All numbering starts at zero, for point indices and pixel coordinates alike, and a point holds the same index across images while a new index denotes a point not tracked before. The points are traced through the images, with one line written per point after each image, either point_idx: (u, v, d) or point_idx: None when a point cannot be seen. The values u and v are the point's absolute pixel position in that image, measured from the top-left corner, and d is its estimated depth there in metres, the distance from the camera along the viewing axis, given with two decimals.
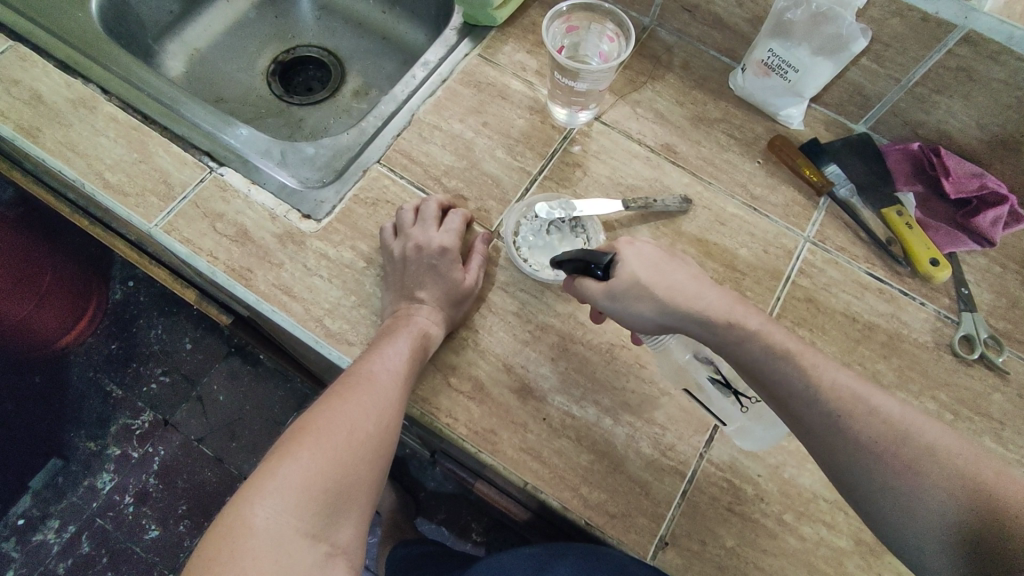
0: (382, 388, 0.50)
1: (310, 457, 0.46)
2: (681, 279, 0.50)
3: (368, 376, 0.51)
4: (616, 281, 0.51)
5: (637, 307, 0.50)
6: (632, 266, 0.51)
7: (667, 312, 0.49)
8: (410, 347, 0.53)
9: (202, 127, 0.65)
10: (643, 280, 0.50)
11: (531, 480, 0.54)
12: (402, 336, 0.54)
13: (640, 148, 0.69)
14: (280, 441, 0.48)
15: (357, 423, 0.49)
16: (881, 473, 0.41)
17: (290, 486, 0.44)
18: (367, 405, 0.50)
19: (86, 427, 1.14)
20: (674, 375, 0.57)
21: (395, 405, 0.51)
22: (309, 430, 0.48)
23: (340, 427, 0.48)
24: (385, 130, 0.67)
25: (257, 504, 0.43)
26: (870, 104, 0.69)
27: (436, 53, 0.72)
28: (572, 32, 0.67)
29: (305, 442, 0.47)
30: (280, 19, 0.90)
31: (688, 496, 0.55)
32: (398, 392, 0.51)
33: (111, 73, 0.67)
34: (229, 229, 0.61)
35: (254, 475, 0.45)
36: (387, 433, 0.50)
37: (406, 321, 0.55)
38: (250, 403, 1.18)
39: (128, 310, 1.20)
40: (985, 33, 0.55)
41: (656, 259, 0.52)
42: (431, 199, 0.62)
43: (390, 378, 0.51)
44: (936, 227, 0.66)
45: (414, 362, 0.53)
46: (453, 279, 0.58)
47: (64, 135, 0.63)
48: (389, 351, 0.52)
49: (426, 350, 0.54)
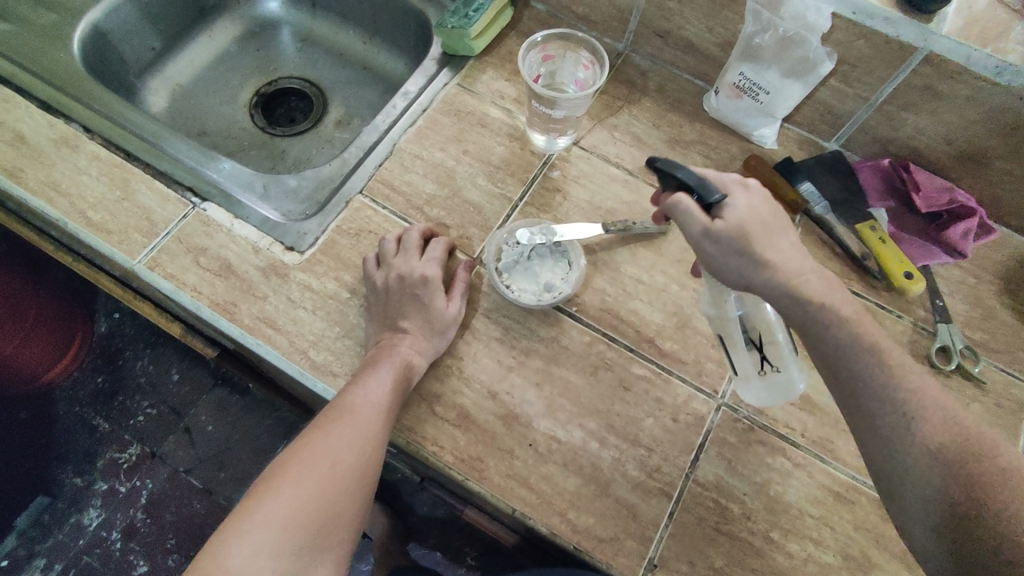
0: (363, 420, 0.50)
1: (288, 493, 0.46)
2: (787, 245, 0.47)
3: (350, 408, 0.51)
4: (723, 222, 0.47)
5: (732, 255, 0.47)
6: (744, 213, 0.47)
7: (762, 271, 0.47)
8: (392, 378, 0.53)
9: (184, 162, 0.66)
10: (750, 231, 0.47)
11: (519, 506, 0.54)
12: (385, 366, 0.53)
13: (619, 172, 0.70)
14: (262, 476, 0.48)
15: (338, 457, 0.49)
16: (907, 450, 0.43)
17: (269, 523, 0.45)
18: (349, 438, 0.50)
19: (73, 463, 1.13)
20: (714, 316, 0.56)
21: (377, 438, 0.51)
22: (290, 466, 0.48)
23: (320, 461, 0.48)
24: (367, 160, 0.68)
25: (236, 542, 0.44)
26: (840, 123, 0.70)
27: (416, 84, 0.74)
28: (548, 61, 0.68)
29: (285, 478, 0.47)
30: (262, 52, 0.91)
31: (675, 517, 0.55)
32: (381, 423, 0.51)
33: (93, 111, 0.67)
34: (212, 264, 0.61)
35: (235, 511, 0.46)
36: (371, 465, 0.50)
37: (389, 351, 0.55)
38: (239, 432, 1.17)
39: (114, 342, 1.20)
40: (944, 54, 0.58)
41: (766, 213, 0.48)
42: (413, 228, 0.62)
43: (372, 410, 0.51)
44: (908, 240, 0.68)
45: (397, 392, 0.53)
46: (437, 308, 0.58)
47: (46, 175, 0.63)
48: (373, 382, 0.52)
49: (410, 378, 0.55)
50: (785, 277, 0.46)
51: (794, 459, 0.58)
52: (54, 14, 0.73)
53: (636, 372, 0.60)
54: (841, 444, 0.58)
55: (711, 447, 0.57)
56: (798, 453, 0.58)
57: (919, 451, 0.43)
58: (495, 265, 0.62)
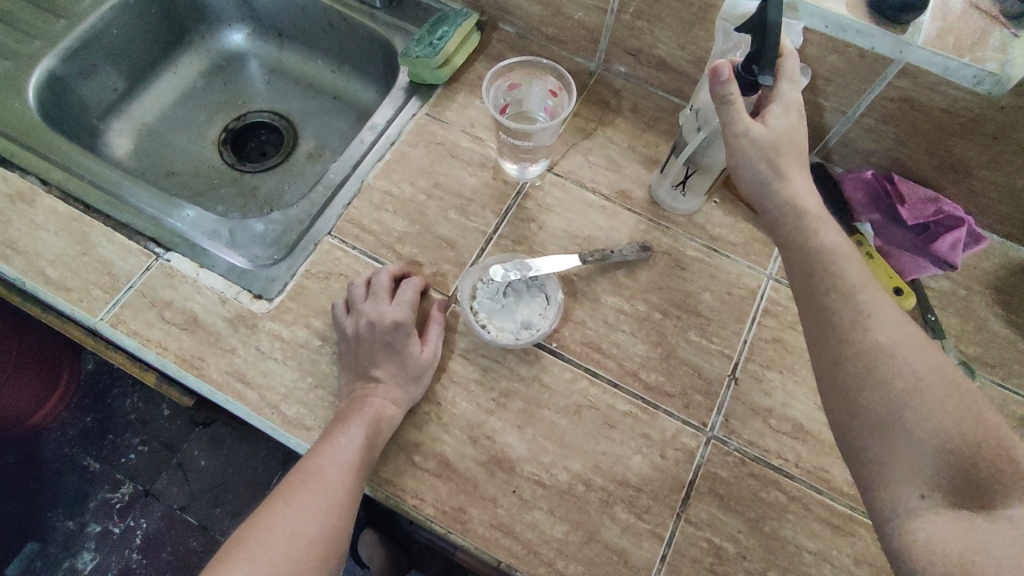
0: (329, 483, 0.49)
1: (242, 573, 0.45)
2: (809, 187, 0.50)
3: (316, 471, 0.50)
4: (772, 131, 0.50)
5: (762, 163, 0.50)
6: (785, 131, 0.50)
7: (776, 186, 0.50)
8: (364, 435, 0.51)
9: (146, 212, 0.64)
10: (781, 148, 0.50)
11: (504, 558, 0.52)
12: (355, 421, 0.52)
13: (595, 197, 0.68)
14: (217, 554, 0.47)
15: (299, 528, 0.48)
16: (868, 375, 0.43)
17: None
18: (312, 505, 0.49)
19: (63, 506, 1.10)
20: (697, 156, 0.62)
21: (343, 502, 0.49)
22: (246, 542, 0.47)
23: (279, 535, 0.47)
24: (335, 199, 0.66)
25: None
26: (819, 136, 0.69)
27: (383, 115, 0.72)
28: (514, 90, 0.66)
29: (240, 556, 0.46)
30: (229, 87, 0.90)
31: (668, 560, 0.53)
32: (348, 486, 0.50)
33: (51, 162, 0.65)
34: (178, 317, 0.59)
35: None
36: (335, 533, 0.49)
37: (361, 404, 0.53)
38: (233, 466, 1.15)
39: (102, 380, 1.18)
40: (920, 64, 0.56)
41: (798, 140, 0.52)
42: (383, 270, 0.60)
43: (341, 471, 0.50)
44: (896, 255, 0.66)
45: (370, 448, 0.52)
46: (411, 354, 0.56)
47: (3, 232, 0.61)
48: (341, 440, 0.51)
49: (384, 431, 0.53)
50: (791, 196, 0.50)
51: (789, 491, 0.56)
52: (8, 61, 0.71)
53: (621, 408, 0.58)
54: (838, 472, 0.56)
55: (702, 484, 0.55)
56: (792, 485, 0.56)
57: (884, 375, 0.43)
58: (470, 304, 0.60)
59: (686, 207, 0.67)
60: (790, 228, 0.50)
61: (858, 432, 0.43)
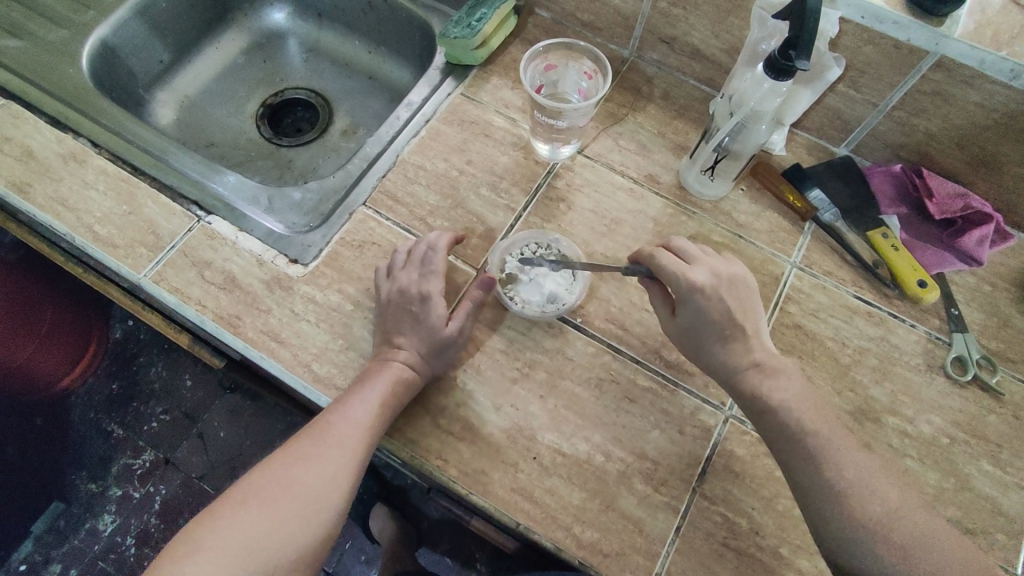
0: (336, 437, 0.51)
1: (239, 513, 0.48)
2: (743, 306, 0.54)
3: (327, 426, 0.52)
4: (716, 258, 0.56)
5: (703, 270, 0.54)
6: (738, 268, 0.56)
7: (717, 287, 0.53)
8: (379, 396, 0.53)
9: (190, 175, 0.66)
10: (724, 271, 0.55)
11: (523, 521, 0.53)
12: (372, 384, 0.54)
13: (624, 179, 0.70)
14: (225, 493, 0.51)
15: (297, 476, 0.50)
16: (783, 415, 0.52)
17: (214, 542, 0.47)
18: (315, 458, 0.51)
19: (87, 468, 1.14)
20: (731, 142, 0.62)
21: (346, 458, 0.51)
22: (248, 484, 0.50)
23: (278, 480, 0.50)
24: (370, 171, 0.68)
25: (183, 557, 0.46)
26: (850, 128, 0.69)
27: (420, 94, 0.74)
28: (551, 70, 0.68)
29: (240, 496, 0.50)
30: (269, 63, 0.92)
31: (683, 532, 0.54)
32: (354, 442, 0.51)
33: (102, 127, 0.68)
34: (217, 276, 0.61)
35: (194, 525, 0.49)
36: (334, 485, 0.50)
37: (380, 368, 0.55)
38: (251, 438, 1.17)
39: (130, 347, 1.21)
40: (956, 58, 0.56)
41: (739, 278, 0.55)
42: (421, 241, 0.61)
43: (350, 427, 0.52)
44: (921, 248, 0.66)
45: (385, 410, 0.53)
46: (434, 326, 0.57)
47: (55, 189, 0.64)
48: (356, 400, 0.53)
49: (400, 395, 0.54)
50: (724, 290, 0.54)
51: None
52: (63, 30, 0.74)
53: (642, 384, 0.59)
54: None
55: (719, 460, 0.57)
56: None
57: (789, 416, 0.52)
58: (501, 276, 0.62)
59: (714, 193, 0.68)
60: (700, 338, 0.54)
61: (845, 523, 0.48)
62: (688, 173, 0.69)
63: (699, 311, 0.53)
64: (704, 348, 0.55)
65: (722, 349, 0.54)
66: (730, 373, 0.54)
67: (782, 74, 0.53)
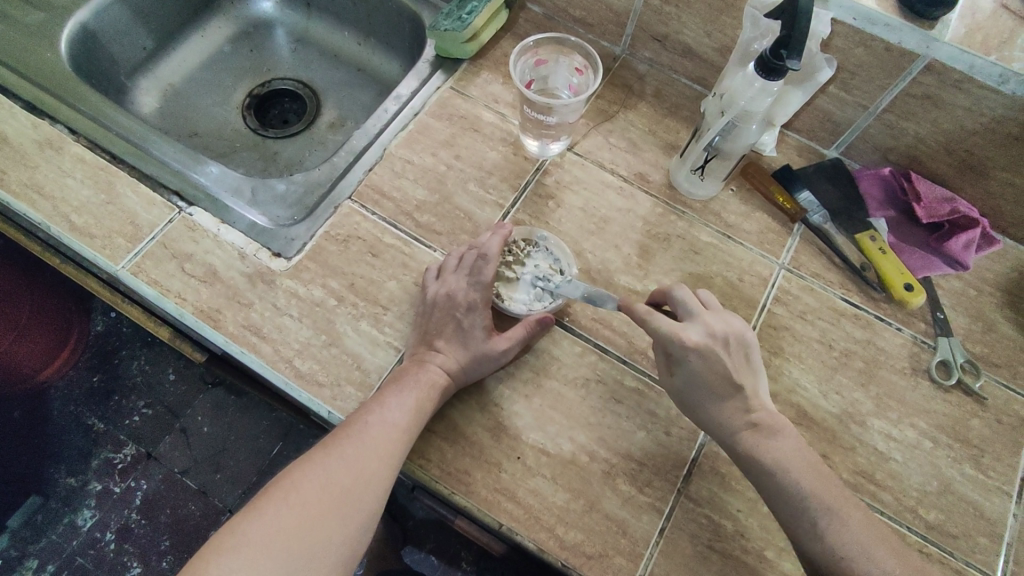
0: (373, 437, 0.50)
1: (273, 513, 0.46)
2: (740, 364, 0.53)
3: (362, 426, 0.51)
4: (713, 313, 0.55)
5: (695, 329, 0.53)
6: (740, 323, 0.54)
7: (711, 345, 0.52)
8: (415, 399, 0.53)
9: (171, 166, 0.65)
10: (719, 327, 0.53)
11: (506, 522, 0.53)
12: (407, 387, 0.53)
13: (613, 177, 0.69)
14: (258, 492, 0.49)
15: (333, 478, 0.49)
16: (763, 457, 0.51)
17: (251, 543, 0.45)
18: (351, 458, 0.49)
19: (66, 463, 1.11)
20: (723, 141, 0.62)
21: (383, 458, 0.50)
22: (281, 485, 0.48)
23: (314, 481, 0.48)
24: (357, 165, 0.67)
25: (215, 560, 0.44)
26: (840, 130, 0.69)
27: (408, 86, 0.73)
28: (541, 65, 0.68)
29: (274, 497, 0.48)
30: (256, 53, 0.90)
31: (667, 533, 0.54)
32: (392, 443, 0.50)
33: (80, 113, 0.67)
34: (198, 269, 0.60)
35: (225, 527, 0.47)
36: (371, 487, 0.49)
37: (415, 371, 0.54)
38: (234, 433, 1.15)
39: (110, 341, 1.17)
40: (946, 61, 0.56)
41: (737, 333, 0.54)
42: (456, 252, 0.61)
43: (387, 429, 0.51)
44: (909, 251, 0.66)
45: (419, 414, 0.52)
46: (476, 339, 0.56)
47: (30, 177, 0.62)
48: (392, 402, 0.52)
49: (435, 397, 0.54)
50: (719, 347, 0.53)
51: None
52: (42, 13, 0.72)
53: (628, 384, 0.59)
54: (837, 459, 0.58)
55: (704, 462, 0.56)
56: None
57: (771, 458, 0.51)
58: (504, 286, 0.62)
59: (705, 193, 0.68)
60: (695, 398, 0.53)
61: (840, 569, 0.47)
62: (679, 173, 0.68)
63: (693, 369, 0.52)
64: (701, 408, 0.53)
65: (719, 411, 0.53)
66: (725, 433, 0.53)
67: (772, 74, 0.53)
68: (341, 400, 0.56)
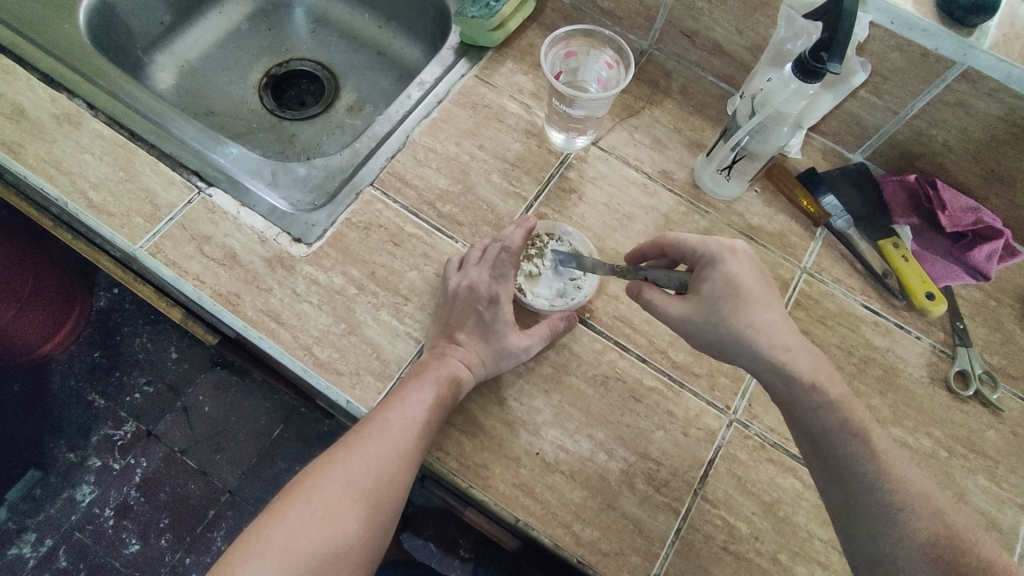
0: (392, 436, 0.50)
1: (296, 517, 0.47)
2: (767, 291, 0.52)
3: (382, 424, 0.50)
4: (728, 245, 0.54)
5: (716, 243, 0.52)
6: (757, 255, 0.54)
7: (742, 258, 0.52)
8: (435, 394, 0.52)
9: (190, 145, 0.64)
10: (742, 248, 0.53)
11: (523, 517, 0.53)
12: (428, 382, 0.52)
13: (637, 174, 0.68)
14: (278, 494, 0.49)
15: (354, 479, 0.49)
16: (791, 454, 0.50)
17: (273, 548, 0.45)
18: (371, 456, 0.49)
19: (67, 438, 1.10)
20: (752, 145, 0.62)
21: (402, 457, 0.50)
22: (302, 488, 0.48)
23: (336, 484, 0.48)
24: (380, 151, 0.66)
25: (239, 566, 0.44)
26: (867, 135, 0.69)
27: (432, 73, 0.71)
28: (571, 58, 0.67)
29: (295, 500, 0.48)
30: (274, 32, 0.89)
31: (682, 534, 0.54)
32: (413, 442, 0.50)
33: (98, 88, 0.65)
34: (217, 252, 0.59)
35: (246, 532, 0.47)
36: (392, 487, 0.49)
37: (436, 364, 0.54)
38: (236, 414, 1.14)
39: (113, 318, 1.16)
40: (983, 70, 0.55)
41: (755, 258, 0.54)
42: (478, 245, 0.60)
43: (407, 427, 0.50)
44: (931, 259, 0.66)
45: (438, 410, 0.52)
46: (498, 336, 0.56)
47: (47, 151, 0.61)
48: (412, 397, 0.51)
49: (455, 392, 0.53)
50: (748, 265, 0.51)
51: (805, 479, 0.56)
52: None
53: (647, 384, 0.59)
54: None
55: (722, 464, 0.56)
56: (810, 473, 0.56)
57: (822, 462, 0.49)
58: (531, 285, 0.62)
59: (729, 193, 0.67)
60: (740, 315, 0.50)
61: None
62: (703, 174, 0.67)
63: (729, 275, 0.51)
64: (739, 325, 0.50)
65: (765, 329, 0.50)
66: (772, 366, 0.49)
67: (810, 76, 0.52)
68: (359, 389, 0.56)
